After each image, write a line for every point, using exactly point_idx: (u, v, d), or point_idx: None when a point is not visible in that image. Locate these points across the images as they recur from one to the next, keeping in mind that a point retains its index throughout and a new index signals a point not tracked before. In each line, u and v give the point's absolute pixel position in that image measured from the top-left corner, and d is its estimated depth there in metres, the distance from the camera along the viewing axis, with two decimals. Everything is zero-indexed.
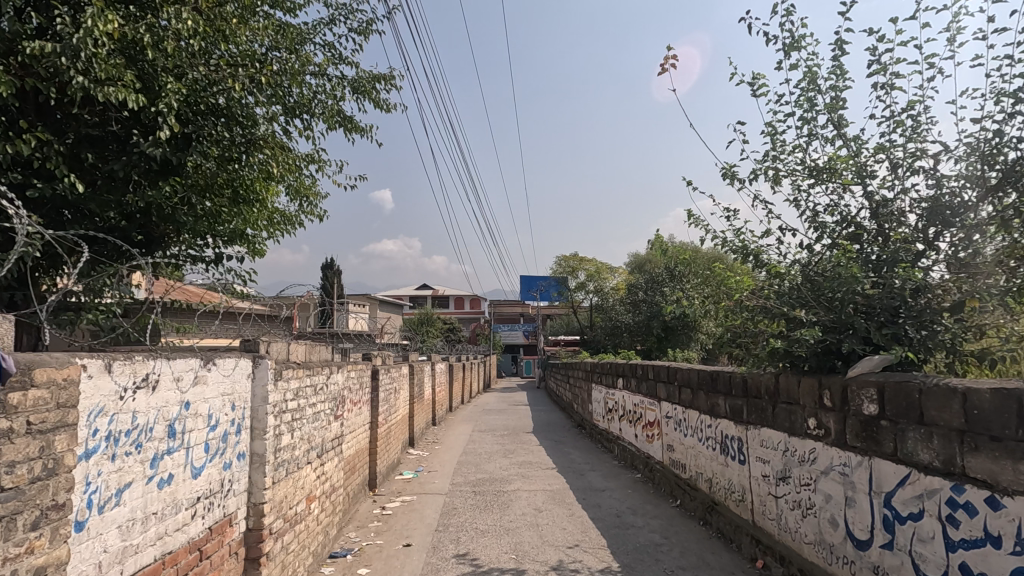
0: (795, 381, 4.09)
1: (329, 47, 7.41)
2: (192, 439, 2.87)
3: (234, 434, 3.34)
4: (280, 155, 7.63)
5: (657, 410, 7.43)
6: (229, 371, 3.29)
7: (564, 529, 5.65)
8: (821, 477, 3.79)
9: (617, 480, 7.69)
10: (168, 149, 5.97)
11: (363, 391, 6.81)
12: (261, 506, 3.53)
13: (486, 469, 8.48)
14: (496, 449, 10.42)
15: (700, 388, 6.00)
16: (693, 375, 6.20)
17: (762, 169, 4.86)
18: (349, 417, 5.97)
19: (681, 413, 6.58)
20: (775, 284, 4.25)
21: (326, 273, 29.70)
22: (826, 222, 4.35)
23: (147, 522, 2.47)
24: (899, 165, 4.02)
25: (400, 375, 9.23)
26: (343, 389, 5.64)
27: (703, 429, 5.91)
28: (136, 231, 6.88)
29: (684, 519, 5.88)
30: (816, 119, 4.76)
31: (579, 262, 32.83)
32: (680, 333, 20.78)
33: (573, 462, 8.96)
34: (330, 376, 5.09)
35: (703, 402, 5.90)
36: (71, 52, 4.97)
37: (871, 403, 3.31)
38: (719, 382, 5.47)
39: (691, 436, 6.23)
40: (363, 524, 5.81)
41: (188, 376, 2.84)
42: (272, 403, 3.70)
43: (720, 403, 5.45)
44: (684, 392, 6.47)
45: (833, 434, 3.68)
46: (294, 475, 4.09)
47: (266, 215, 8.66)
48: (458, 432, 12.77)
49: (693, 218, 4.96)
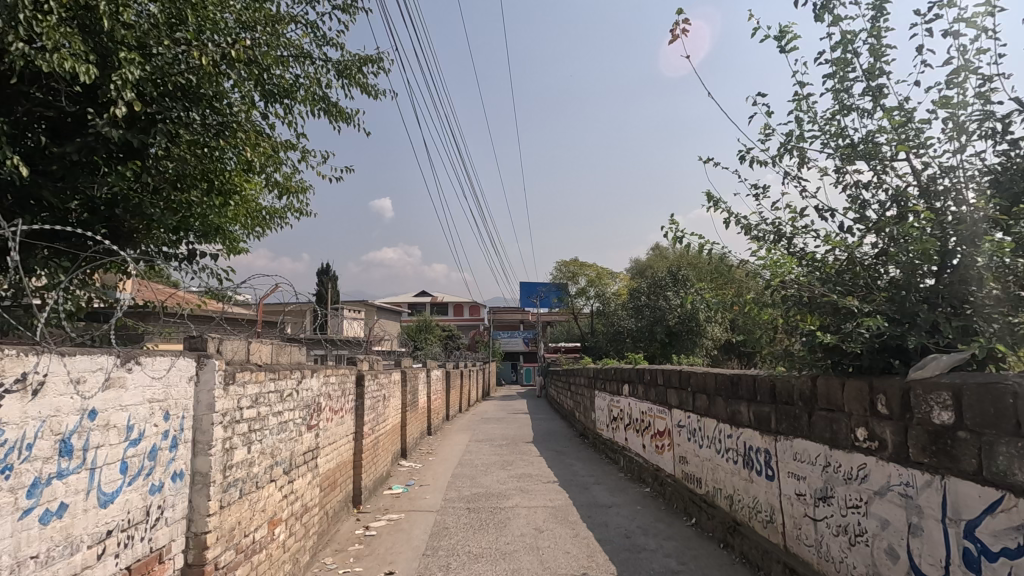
0: (838, 385, 3.49)
1: (312, 26, 6.88)
2: (102, 457, 2.28)
3: (166, 450, 2.74)
4: (260, 143, 7.06)
5: (668, 419, 6.81)
6: (159, 373, 2.69)
7: (568, 553, 5.04)
8: (875, 499, 3.19)
9: (625, 495, 7.06)
10: (126, 131, 5.42)
11: (346, 398, 6.21)
12: (204, 536, 2.93)
13: (481, 483, 7.85)
14: (493, 460, 9.78)
15: (718, 394, 5.39)
16: (709, 378, 5.59)
17: (790, 146, 4.30)
18: (327, 427, 5.35)
19: (696, 422, 5.97)
20: (812, 271, 3.67)
21: (322, 277, 29.11)
22: (868, 202, 3.79)
23: (20, 570, 1.88)
24: (957, 131, 3.45)
25: (390, 381, 8.63)
26: (319, 395, 5.03)
27: (721, 440, 5.29)
28: (101, 224, 6.35)
29: (702, 541, 5.25)
30: (851, 88, 4.21)
31: (579, 267, 32.26)
32: (685, 339, 20.27)
33: (576, 475, 8.32)
34: (301, 380, 4.49)
35: (721, 410, 5.29)
36: (8, 15, 4.43)
37: (945, 410, 2.71)
38: (741, 387, 4.86)
39: (708, 447, 5.61)
40: (342, 547, 5.18)
41: (95, 377, 2.25)
42: (220, 412, 3.11)
43: (742, 410, 4.85)
44: (699, 399, 5.87)
45: (891, 448, 3.07)
46: (251, 497, 3.48)
47: (246, 210, 8.09)
48: (454, 442, 12.12)
49: (713, 201, 4.38)
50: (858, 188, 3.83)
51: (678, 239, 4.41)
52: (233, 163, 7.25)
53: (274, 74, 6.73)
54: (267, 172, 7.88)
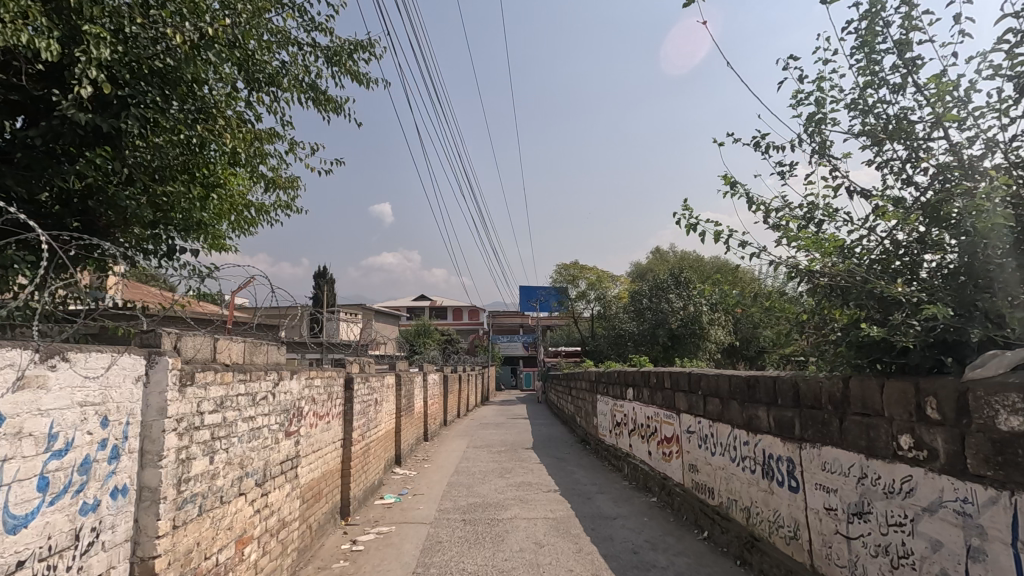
0: (876, 386, 3.10)
1: (300, 9, 6.52)
2: (10, 473, 1.89)
3: (104, 462, 2.35)
4: (244, 133, 6.69)
5: (676, 424, 6.42)
6: (94, 373, 2.30)
7: (571, 571, 4.62)
8: (923, 517, 2.79)
9: (630, 506, 6.65)
10: (94, 115, 5.04)
11: (333, 402, 5.81)
12: (152, 562, 2.53)
13: (478, 492, 7.43)
14: (491, 467, 9.37)
15: (732, 397, 5.00)
16: (722, 380, 5.20)
17: (813, 122, 3.92)
18: (310, 434, 4.95)
19: (707, 428, 5.57)
20: (846, 258, 3.27)
21: (321, 279, 28.80)
22: (905, 182, 3.41)
23: None
24: (1006, 103, 3.09)
25: (383, 385, 8.23)
26: (300, 399, 4.63)
27: (736, 447, 4.89)
28: (74, 217, 5.98)
29: (717, 557, 4.84)
30: (881, 62, 3.85)
31: (578, 271, 31.71)
32: (687, 342, 20.00)
33: (578, 483, 7.91)
34: (278, 383, 4.09)
35: (736, 415, 4.89)
36: None
37: (1014, 415, 2.31)
38: (760, 391, 4.47)
39: (721, 455, 5.20)
40: (325, 565, 4.78)
41: (3, 376, 1.86)
42: (174, 418, 2.71)
43: (760, 415, 4.45)
44: (711, 404, 5.47)
45: (942, 458, 2.68)
46: (215, 514, 3.08)
47: (231, 204, 7.71)
48: (451, 449, 11.70)
49: (729, 184, 3.99)
50: (895, 166, 3.44)
51: (692, 226, 4.01)
52: (217, 155, 6.87)
53: (257, 58, 6.37)
54: (254, 165, 7.51)
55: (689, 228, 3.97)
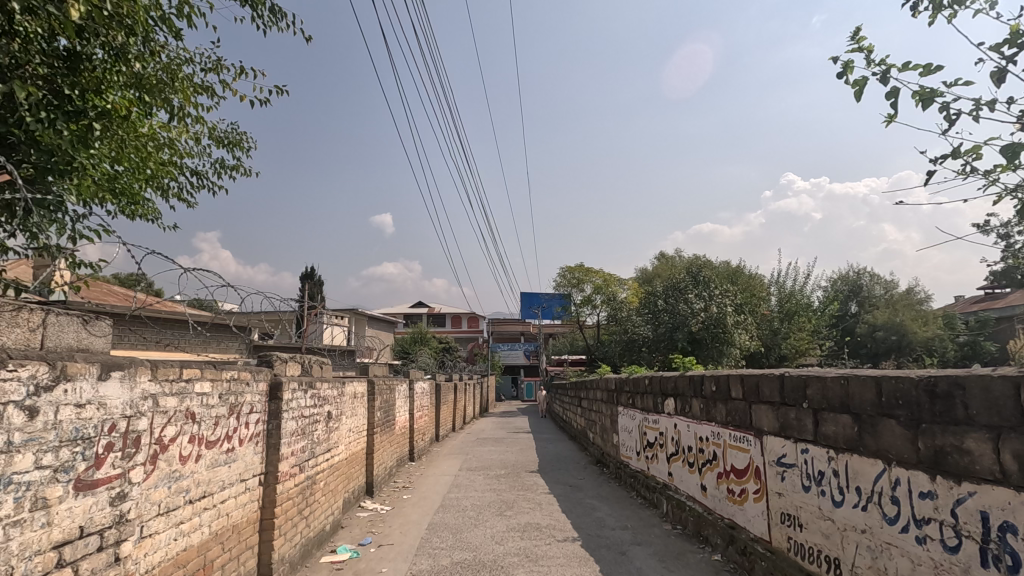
0: None
1: None
2: None
3: None
4: (135, 21, 4.81)
5: (754, 450, 4.41)
6: None
7: None
8: None
9: (687, 570, 4.59)
10: None
11: (243, 421, 3.79)
12: None
13: (468, 543, 5.39)
14: (488, 500, 7.30)
15: (883, 411, 2.98)
16: (857, 382, 3.19)
17: None
18: (174, 475, 2.92)
19: (821, 460, 3.55)
20: None
21: (313, 279, 26.85)
22: None
23: None
24: None
25: (343, 396, 6.22)
26: (149, 419, 2.63)
27: (901, 503, 2.85)
28: None
29: None
30: None
31: (584, 274, 29.60)
32: (708, 348, 18.06)
33: (602, 528, 5.85)
34: (68, 387, 2.09)
35: (897, 444, 2.87)
36: None
37: None
38: (968, 404, 2.45)
39: (860, 509, 3.17)
40: None
41: None
42: None
43: (971, 447, 2.43)
44: (831, 424, 3.44)
45: None
46: None
47: (128, 140, 5.74)
48: (439, 473, 9.62)
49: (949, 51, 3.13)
50: None
51: (865, 84, 3.37)
52: (97, 54, 4.96)
53: None
54: (166, 95, 5.68)
55: (859, 89, 3.33)
